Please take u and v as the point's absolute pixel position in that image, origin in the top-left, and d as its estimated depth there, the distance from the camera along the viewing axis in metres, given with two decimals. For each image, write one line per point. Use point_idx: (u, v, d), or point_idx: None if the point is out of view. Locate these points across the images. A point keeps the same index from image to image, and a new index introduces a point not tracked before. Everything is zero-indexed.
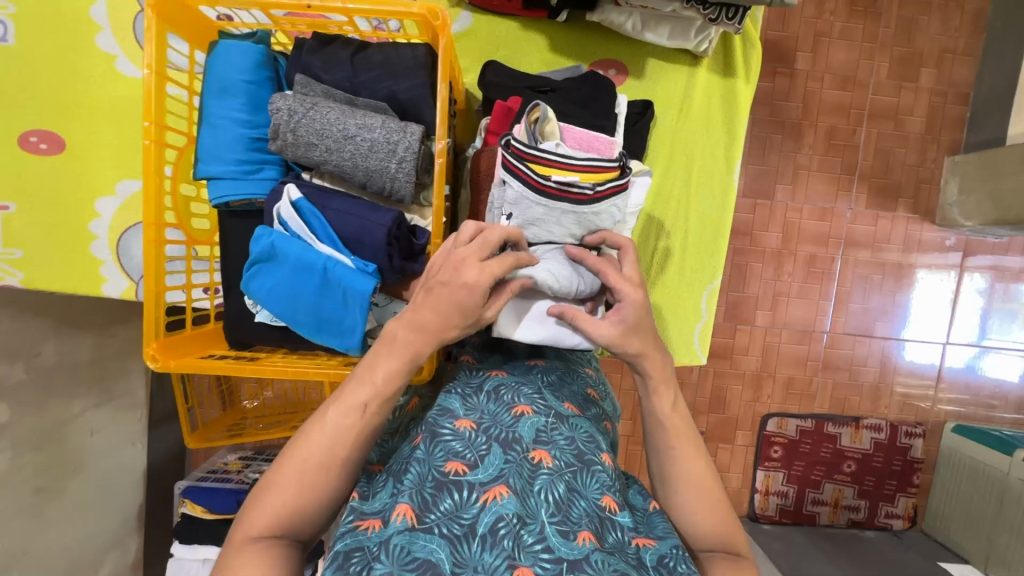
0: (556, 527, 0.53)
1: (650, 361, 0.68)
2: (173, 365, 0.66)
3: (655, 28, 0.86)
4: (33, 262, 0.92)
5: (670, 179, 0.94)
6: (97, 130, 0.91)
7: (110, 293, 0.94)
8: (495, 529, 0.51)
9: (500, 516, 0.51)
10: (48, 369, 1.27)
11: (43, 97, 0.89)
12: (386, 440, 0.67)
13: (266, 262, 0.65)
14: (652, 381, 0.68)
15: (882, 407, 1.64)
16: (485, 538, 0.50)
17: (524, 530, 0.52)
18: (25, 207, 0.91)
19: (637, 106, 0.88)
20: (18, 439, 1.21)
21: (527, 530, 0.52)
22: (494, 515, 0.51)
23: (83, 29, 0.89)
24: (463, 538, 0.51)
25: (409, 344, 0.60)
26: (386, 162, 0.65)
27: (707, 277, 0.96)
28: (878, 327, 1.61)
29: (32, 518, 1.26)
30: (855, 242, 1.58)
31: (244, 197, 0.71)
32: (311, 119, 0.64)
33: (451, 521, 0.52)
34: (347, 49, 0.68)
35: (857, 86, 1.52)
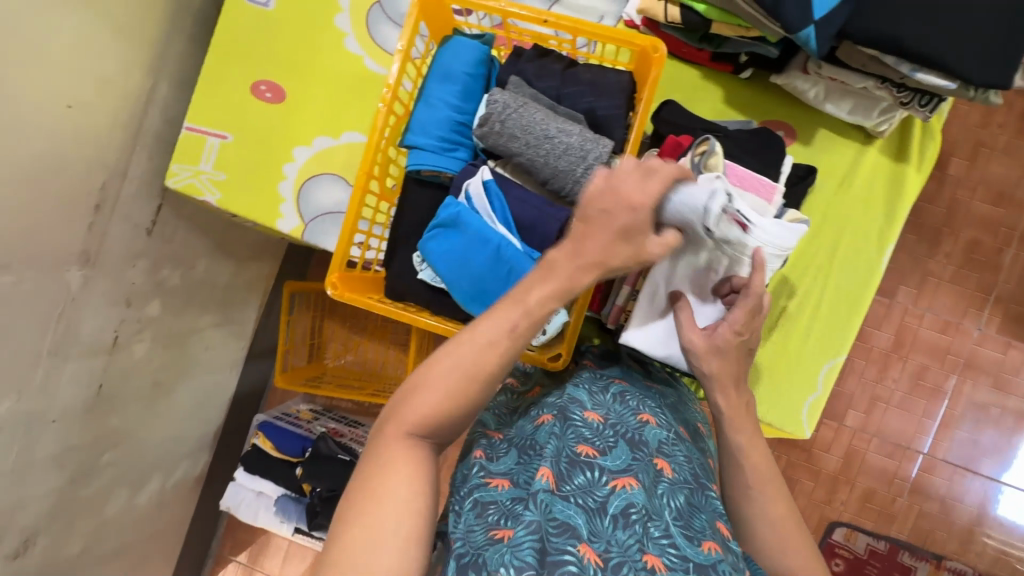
0: (681, 530, 0.53)
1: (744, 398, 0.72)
2: (346, 296, 0.75)
3: (837, 100, 0.88)
4: (231, 187, 1.08)
5: (815, 246, 0.95)
6: (313, 90, 1.07)
7: (282, 228, 1.07)
8: (627, 513, 0.53)
9: (630, 502, 0.53)
10: (196, 282, 1.45)
11: (283, 57, 1.07)
12: (503, 413, 0.72)
13: (448, 228, 0.73)
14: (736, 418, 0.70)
15: (971, 553, 1.48)
16: (617, 518, 0.52)
17: (651, 523, 0.53)
18: (240, 141, 1.08)
19: (800, 169, 0.90)
20: (157, 334, 1.37)
21: (654, 523, 0.53)
22: (624, 500, 0.53)
23: (328, 7, 1.05)
24: (596, 512, 0.53)
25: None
26: (573, 165, 0.71)
27: (831, 352, 0.95)
28: (984, 464, 1.47)
29: (145, 407, 1.41)
30: (976, 366, 1.47)
31: (436, 169, 0.79)
32: (519, 115, 0.72)
33: (585, 494, 0.54)
34: (560, 63, 0.77)
35: (1012, 205, 1.44)
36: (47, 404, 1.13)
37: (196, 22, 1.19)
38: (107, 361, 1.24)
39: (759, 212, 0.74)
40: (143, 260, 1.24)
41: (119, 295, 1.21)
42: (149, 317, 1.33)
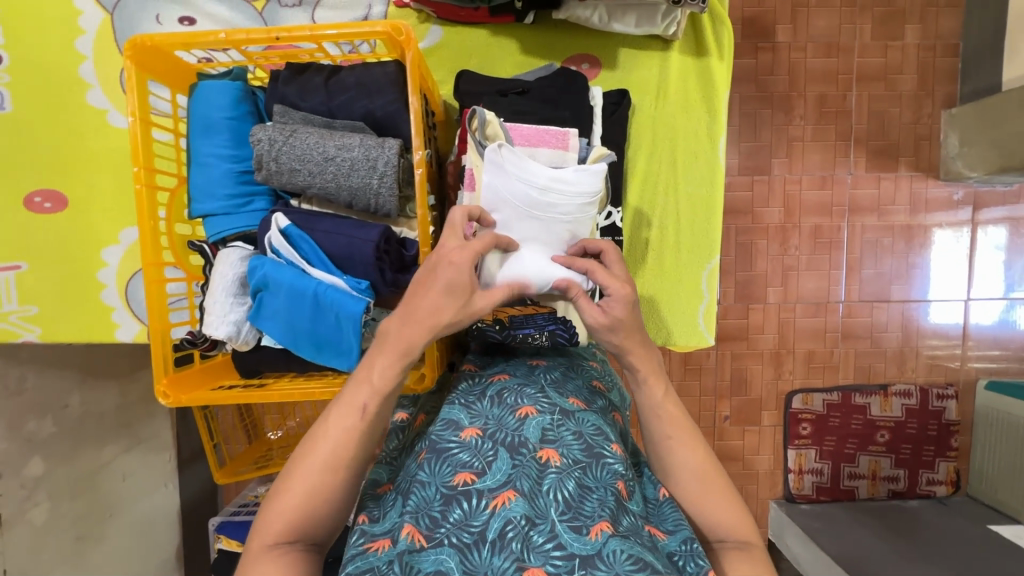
0: (567, 524, 0.53)
1: (637, 353, 0.69)
2: (183, 399, 0.68)
3: (621, 17, 0.86)
4: (47, 316, 0.96)
5: (655, 163, 0.95)
6: (96, 184, 0.95)
7: (124, 338, 0.96)
8: (504, 533, 0.51)
9: (508, 520, 0.52)
10: (76, 421, 1.30)
11: (46, 159, 0.94)
12: (393, 457, 0.68)
13: (265, 291, 0.68)
14: (641, 373, 0.69)
15: (909, 372, 1.60)
16: (495, 543, 0.51)
17: (533, 531, 0.52)
18: (36, 264, 0.95)
19: (612, 96, 0.89)
20: (53, 489, 1.24)
21: (536, 531, 0.52)
22: (502, 519, 0.52)
23: (74, 87, 0.93)
24: (472, 546, 0.52)
25: (407, 347, 0.60)
26: (367, 179, 0.66)
27: (704, 257, 0.96)
28: (894, 290, 1.58)
29: (75, 566, 1.29)
30: (859, 208, 1.55)
31: (239, 230, 0.73)
32: (291, 146, 0.66)
33: (460, 530, 0.53)
34: (321, 75, 0.71)
35: (841, 51, 1.51)
36: None
37: None
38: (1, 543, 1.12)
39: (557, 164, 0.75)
40: None
41: None
42: (33, 478, 1.20)
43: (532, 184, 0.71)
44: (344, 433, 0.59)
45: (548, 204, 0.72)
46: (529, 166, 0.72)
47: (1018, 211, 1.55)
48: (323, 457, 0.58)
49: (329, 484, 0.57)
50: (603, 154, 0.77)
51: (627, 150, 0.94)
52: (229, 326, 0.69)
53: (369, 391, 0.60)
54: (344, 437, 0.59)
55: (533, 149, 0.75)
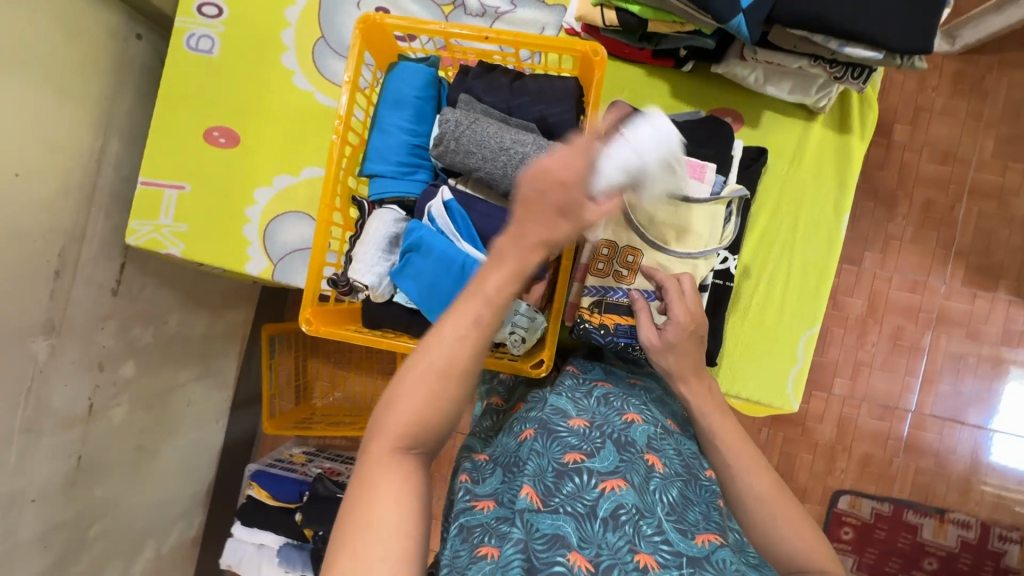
0: (674, 524, 0.55)
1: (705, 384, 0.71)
2: (321, 330, 0.75)
3: (777, 82, 0.92)
4: (193, 236, 1.07)
5: (777, 223, 0.98)
6: (268, 132, 1.06)
7: (251, 270, 1.05)
8: (616, 514, 0.53)
9: (620, 503, 0.54)
10: (170, 337, 1.40)
11: (233, 102, 1.06)
12: (488, 434, 0.74)
13: (415, 252, 0.74)
14: (694, 403, 0.71)
15: (972, 502, 1.51)
16: (607, 521, 0.53)
17: (643, 522, 0.54)
18: (197, 189, 1.07)
19: (751, 152, 0.93)
20: (135, 395, 1.33)
21: (646, 522, 0.54)
22: (614, 502, 0.54)
23: (273, 47, 1.05)
24: (585, 517, 0.53)
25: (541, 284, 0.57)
26: (532, 173, 0.73)
27: (806, 323, 0.97)
28: (970, 412, 1.51)
29: (129, 472, 1.36)
30: (947, 320, 1.51)
31: (399, 195, 0.81)
32: (473, 131, 0.74)
33: (574, 501, 0.54)
34: (507, 76, 0.79)
35: (958, 162, 1.51)
36: (24, 483, 1.09)
37: (144, 76, 1.17)
38: (84, 430, 1.20)
39: (694, 194, 0.79)
40: (112, 320, 1.21)
41: (91, 360, 1.18)
42: (124, 379, 1.29)
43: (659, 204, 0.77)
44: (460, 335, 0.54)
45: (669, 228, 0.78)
46: None
47: None
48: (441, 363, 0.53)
49: (448, 391, 0.54)
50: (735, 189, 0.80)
51: (752, 205, 0.97)
52: (372, 276, 0.76)
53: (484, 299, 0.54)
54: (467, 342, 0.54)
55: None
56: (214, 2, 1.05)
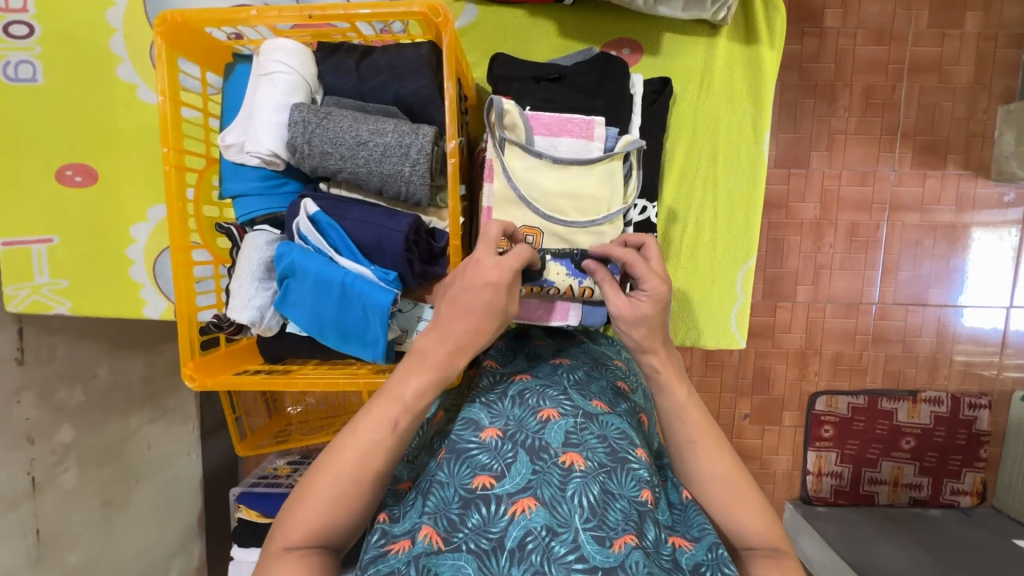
0: (591, 534, 0.52)
1: (664, 365, 0.66)
2: (209, 383, 0.68)
3: (668, 0, 0.81)
4: (77, 291, 0.97)
5: (694, 157, 0.90)
6: (127, 160, 0.94)
7: (151, 315, 0.97)
8: (523, 544, 0.51)
9: (528, 530, 0.52)
10: (104, 389, 1.33)
11: (77, 133, 0.94)
12: (414, 456, 0.67)
13: (291, 278, 0.67)
14: (664, 378, 0.66)
15: (941, 378, 1.54)
16: (513, 552, 0.51)
17: (555, 541, 0.51)
18: (66, 239, 0.96)
19: (654, 84, 0.84)
20: (83, 456, 1.27)
21: (558, 540, 0.51)
22: (522, 529, 0.52)
23: (105, 61, 0.92)
24: (490, 553, 0.51)
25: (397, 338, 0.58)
26: (400, 166, 0.64)
27: (741, 257, 0.92)
28: (931, 294, 1.51)
29: (102, 530, 1.32)
30: (900, 206, 1.48)
31: (268, 212, 0.72)
32: (324, 129, 0.64)
33: (478, 537, 0.52)
34: (353, 56, 0.69)
35: (893, 39, 1.42)
36: None
37: None
38: (34, 506, 1.16)
39: (579, 154, 0.73)
40: (28, 391, 1.14)
41: (17, 437, 1.12)
42: (64, 445, 1.23)
43: (542, 173, 0.72)
44: (369, 449, 0.58)
45: (559, 200, 0.72)
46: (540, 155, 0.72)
47: None
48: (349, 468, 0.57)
49: (351, 496, 0.57)
50: (631, 142, 0.73)
51: (666, 142, 0.89)
52: (252, 311, 0.69)
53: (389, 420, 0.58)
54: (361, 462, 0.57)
55: (554, 138, 0.73)
56: (20, 18, 0.90)
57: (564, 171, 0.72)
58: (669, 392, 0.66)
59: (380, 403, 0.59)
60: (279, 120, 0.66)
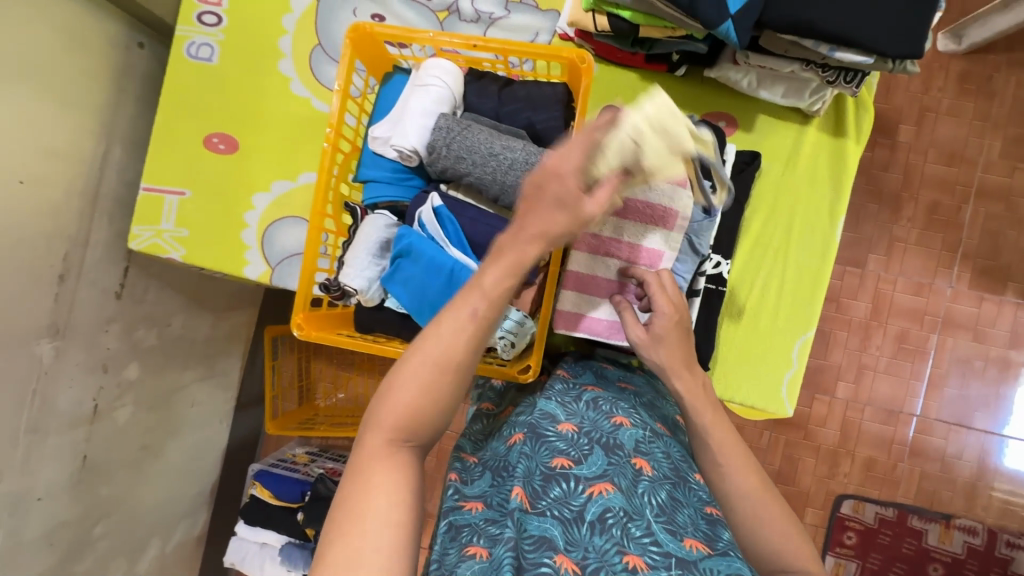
0: (662, 525, 0.55)
1: (681, 380, 0.70)
2: (313, 335, 0.76)
3: (770, 86, 0.92)
4: (193, 241, 1.08)
5: (770, 228, 0.97)
6: (267, 138, 1.08)
7: (250, 275, 1.07)
8: (603, 518, 0.54)
9: (607, 507, 0.55)
10: (173, 339, 1.42)
11: (233, 108, 1.08)
12: (478, 436, 0.73)
13: (405, 257, 0.75)
14: (690, 403, 0.70)
15: (978, 508, 1.49)
16: (594, 524, 0.54)
17: (631, 524, 0.54)
18: (197, 195, 1.08)
19: (744, 156, 0.93)
20: (138, 397, 1.35)
21: (634, 524, 0.54)
22: (601, 506, 0.55)
23: (272, 55, 1.07)
24: (573, 522, 0.54)
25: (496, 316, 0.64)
26: (521, 179, 0.73)
27: (800, 328, 0.96)
28: (977, 418, 1.49)
29: (134, 472, 1.38)
30: (954, 323, 1.49)
31: (392, 200, 0.83)
32: (463, 137, 0.74)
33: (561, 505, 0.55)
34: (496, 84, 0.80)
35: (964, 162, 1.48)
36: (30, 482, 1.11)
37: (144, 81, 1.19)
38: (89, 431, 1.23)
39: (669, 199, 0.79)
40: (116, 323, 1.23)
41: (95, 362, 1.20)
42: (128, 381, 1.31)
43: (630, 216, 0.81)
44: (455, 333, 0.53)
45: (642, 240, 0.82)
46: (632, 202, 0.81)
47: None
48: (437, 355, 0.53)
49: (446, 388, 0.54)
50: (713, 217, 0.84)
51: (746, 208, 0.97)
52: (362, 280, 0.77)
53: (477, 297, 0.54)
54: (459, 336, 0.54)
55: (650, 182, 0.80)
56: (213, 10, 1.07)
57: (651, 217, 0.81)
58: (696, 416, 0.69)
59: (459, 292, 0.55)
60: (425, 124, 0.77)
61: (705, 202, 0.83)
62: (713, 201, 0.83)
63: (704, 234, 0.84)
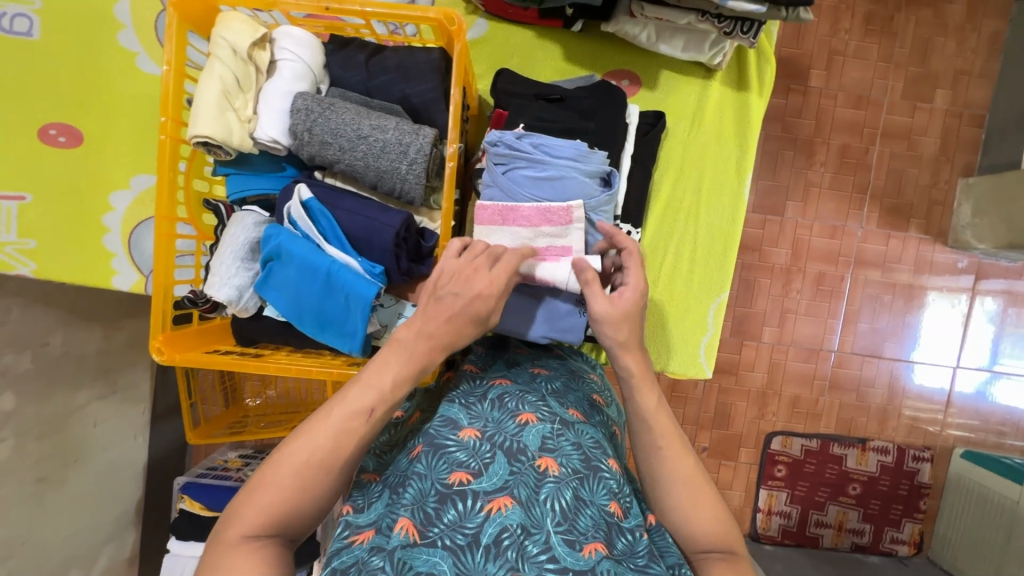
0: (561, 536, 0.52)
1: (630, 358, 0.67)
2: (177, 359, 0.67)
3: (669, 39, 0.86)
4: (45, 253, 0.93)
5: (680, 191, 0.95)
6: (115, 126, 0.93)
7: (120, 286, 0.95)
8: (499, 540, 0.50)
9: (504, 527, 0.51)
10: (55, 359, 1.27)
11: (65, 92, 0.91)
12: (383, 451, 0.67)
13: (276, 261, 0.67)
14: (634, 381, 0.67)
15: (889, 429, 1.61)
16: (489, 548, 0.50)
17: (528, 541, 0.51)
18: (40, 198, 0.93)
19: (648, 117, 0.88)
20: (22, 427, 1.20)
21: (531, 540, 0.51)
22: (498, 525, 0.51)
23: (107, 26, 0.91)
24: (466, 548, 0.50)
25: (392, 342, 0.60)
26: (396, 163, 0.65)
27: (715, 290, 0.96)
28: (886, 347, 1.59)
29: (33, 507, 1.25)
30: (865, 262, 1.56)
31: (260, 192, 0.72)
32: (327, 119, 0.65)
33: (454, 531, 0.51)
34: (364, 52, 0.70)
35: (870, 105, 1.51)
36: None
37: None
38: None
39: (568, 174, 0.75)
40: None
41: None
42: (4, 412, 1.16)
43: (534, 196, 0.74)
44: (341, 435, 0.56)
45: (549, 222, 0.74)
46: (533, 182, 0.75)
47: (1015, 287, 1.57)
48: (317, 456, 0.55)
49: (320, 485, 0.55)
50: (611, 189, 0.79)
51: (655, 172, 0.93)
52: (231, 290, 0.68)
53: (375, 396, 0.57)
54: (337, 438, 0.55)
55: (547, 159, 0.74)
56: None
57: (552, 196, 0.74)
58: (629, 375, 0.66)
59: (355, 392, 0.57)
60: (283, 107, 0.67)
61: (603, 174, 0.77)
62: (613, 172, 0.78)
63: (606, 209, 0.78)
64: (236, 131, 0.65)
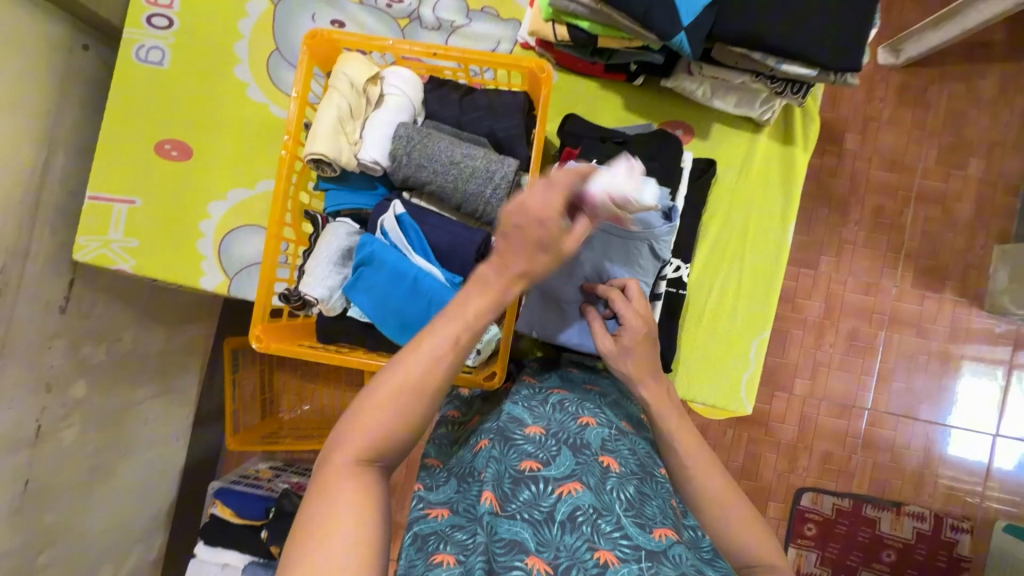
0: (632, 519, 0.55)
1: (647, 386, 0.73)
2: (272, 347, 0.74)
3: (722, 96, 0.95)
4: (144, 251, 1.04)
5: (726, 233, 1.01)
6: (219, 144, 1.05)
7: (206, 285, 1.04)
8: (574, 517, 0.54)
9: (576, 505, 0.55)
10: (124, 354, 1.36)
11: (184, 113, 1.05)
12: (443, 442, 0.73)
13: (367, 266, 0.74)
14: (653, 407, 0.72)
15: (925, 495, 1.57)
16: (564, 523, 0.54)
17: (602, 520, 0.54)
18: (147, 203, 1.04)
19: (700, 163, 0.96)
20: (87, 415, 1.28)
21: (604, 519, 0.54)
22: (571, 504, 0.55)
23: (226, 59, 1.04)
24: (543, 523, 0.54)
25: None
26: (483, 187, 0.74)
27: (757, 328, 1.00)
28: (922, 409, 1.58)
29: (83, 495, 1.30)
30: (900, 321, 1.58)
31: (354, 207, 0.82)
32: (425, 147, 0.75)
33: (530, 508, 0.55)
34: (457, 92, 0.81)
35: (904, 169, 1.58)
36: None
37: (87, 85, 1.14)
38: (31, 454, 1.14)
39: (638, 205, 0.81)
40: (60, 339, 1.17)
41: (37, 381, 1.13)
42: (74, 399, 1.24)
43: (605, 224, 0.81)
44: (433, 363, 0.54)
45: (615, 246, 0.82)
46: None
47: None
48: (412, 382, 0.53)
49: (417, 410, 0.53)
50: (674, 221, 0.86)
51: (702, 214, 1.00)
52: (323, 289, 0.76)
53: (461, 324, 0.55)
54: (431, 364, 0.54)
55: None
56: (163, 12, 1.03)
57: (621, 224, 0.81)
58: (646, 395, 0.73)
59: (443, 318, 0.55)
60: (386, 133, 0.77)
61: (666, 209, 0.84)
62: (673, 207, 0.85)
63: (667, 240, 0.83)
64: (345, 152, 0.75)
